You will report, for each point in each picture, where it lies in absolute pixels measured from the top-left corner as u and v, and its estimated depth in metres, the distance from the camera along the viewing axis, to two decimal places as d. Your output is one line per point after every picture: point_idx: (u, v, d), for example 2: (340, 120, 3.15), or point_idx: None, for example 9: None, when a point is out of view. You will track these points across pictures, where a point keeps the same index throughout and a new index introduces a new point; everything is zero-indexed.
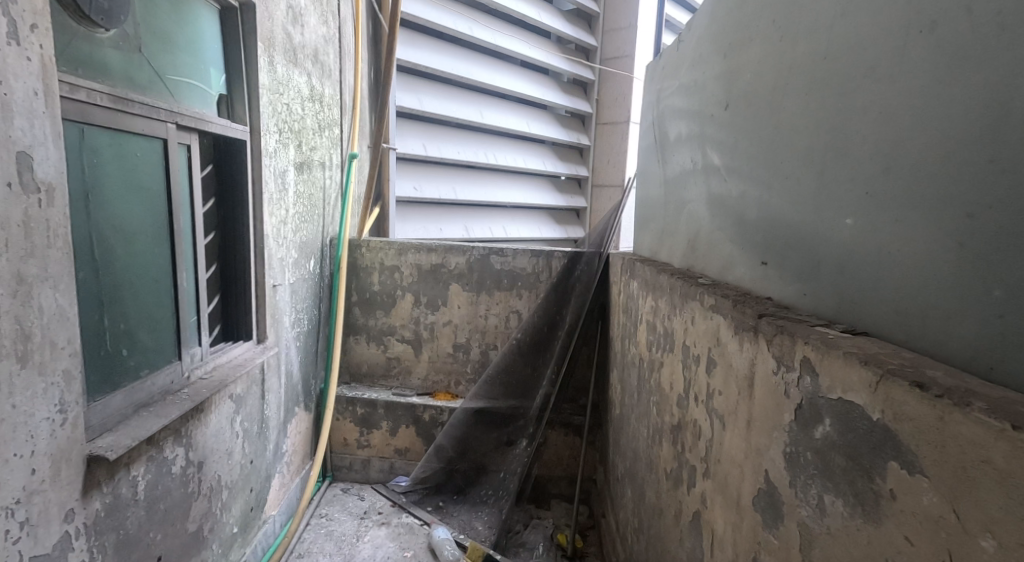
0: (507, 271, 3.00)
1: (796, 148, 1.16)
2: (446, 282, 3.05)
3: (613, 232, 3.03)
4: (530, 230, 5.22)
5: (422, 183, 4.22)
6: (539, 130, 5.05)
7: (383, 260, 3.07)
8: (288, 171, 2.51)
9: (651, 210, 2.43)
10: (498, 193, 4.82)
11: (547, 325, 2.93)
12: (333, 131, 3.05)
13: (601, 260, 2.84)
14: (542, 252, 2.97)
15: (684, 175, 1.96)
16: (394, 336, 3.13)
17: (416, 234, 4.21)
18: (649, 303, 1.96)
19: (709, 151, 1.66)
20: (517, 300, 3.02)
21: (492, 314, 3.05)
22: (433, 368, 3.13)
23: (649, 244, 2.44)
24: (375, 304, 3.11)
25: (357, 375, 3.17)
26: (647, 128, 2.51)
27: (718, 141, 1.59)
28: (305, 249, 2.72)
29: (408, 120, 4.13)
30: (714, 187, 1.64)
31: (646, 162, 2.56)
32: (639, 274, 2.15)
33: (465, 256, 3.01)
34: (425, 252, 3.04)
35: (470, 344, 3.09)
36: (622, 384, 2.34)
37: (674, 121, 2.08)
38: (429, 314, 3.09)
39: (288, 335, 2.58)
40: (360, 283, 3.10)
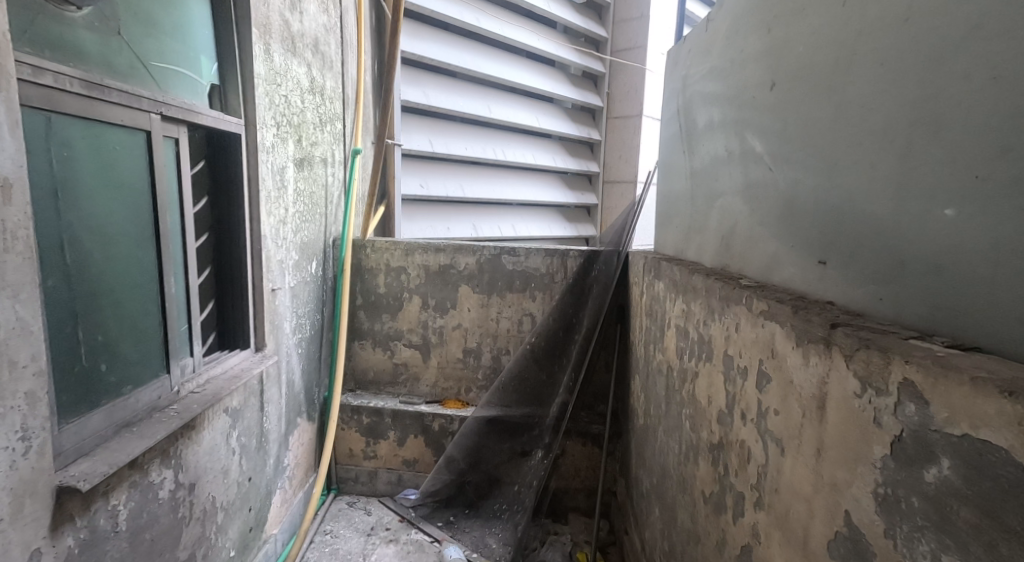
0: (520, 271, 2.84)
1: (874, 131, 1.01)
2: (456, 284, 2.90)
3: (631, 229, 2.87)
4: (540, 229, 5.06)
5: (428, 181, 4.07)
6: (548, 125, 4.90)
7: (389, 261, 2.92)
8: (288, 168, 2.36)
9: (676, 205, 2.27)
10: (506, 191, 4.66)
11: (563, 328, 2.77)
12: (335, 125, 2.90)
13: (620, 259, 2.69)
14: (556, 251, 2.80)
15: (716, 167, 1.80)
16: (401, 340, 2.98)
17: (423, 234, 4.06)
18: (679, 306, 1.80)
19: (749, 139, 1.50)
20: (530, 302, 2.87)
21: (505, 317, 2.89)
22: (442, 374, 2.97)
23: (674, 242, 2.27)
24: (380, 307, 2.96)
25: (363, 383, 3.03)
26: (671, 116, 2.34)
27: (762, 127, 1.43)
28: (306, 250, 2.57)
29: (413, 115, 3.98)
30: (755, 178, 1.48)
31: (669, 154, 2.39)
32: (666, 274, 1.98)
33: (475, 255, 2.86)
34: (433, 252, 2.89)
35: (481, 349, 2.93)
36: (647, 393, 2.18)
37: (705, 109, 1.91)
38: (438, 318, 2.94)
39: (290, 342, 2.43)
40: (365, 285, 2.96)
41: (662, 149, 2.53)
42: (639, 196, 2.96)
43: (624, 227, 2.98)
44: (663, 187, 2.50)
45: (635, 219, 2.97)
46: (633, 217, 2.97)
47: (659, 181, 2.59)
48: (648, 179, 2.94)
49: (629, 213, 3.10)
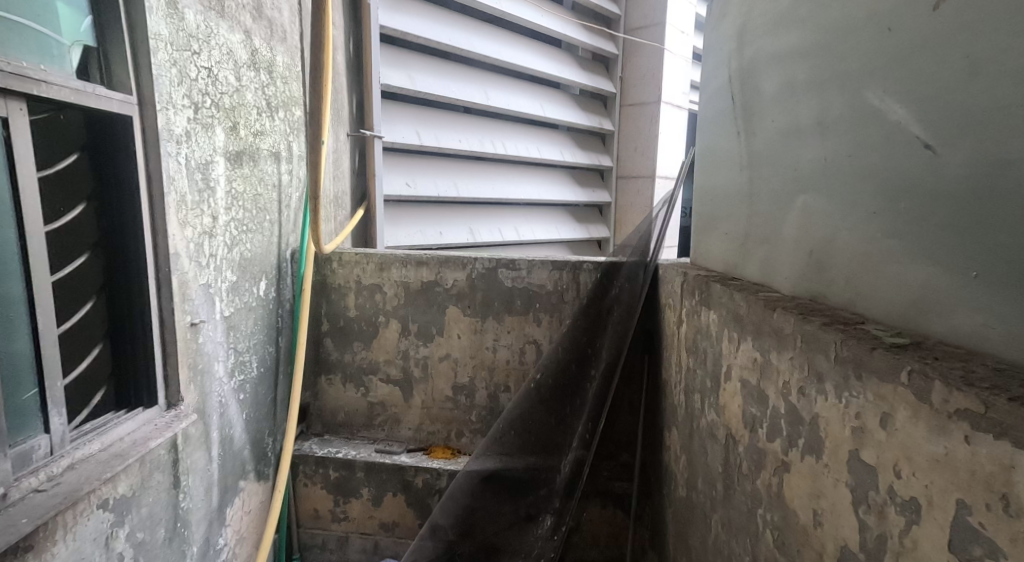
0: (521, 288, 2.32)
1: None
2: (443, 305, 2.38)
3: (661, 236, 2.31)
4: (548, 232, 4.49)
5: (416, 179, 3.53)
6: (553, 113, 4.34)
7: (360, 277, 2.41)
8: (215, 163, 1.81)
9: (726, 205, 1.73)
10: (508, 189, 4.12)
11: (576, 361, 2.20)
12: (292, 112, 2.36)
13: (648, 274, 2.13)
14: (564, 264, 2.29)
15: (795, 148, 1.26)
16: (377, 375, 2.47)
17: (411, 241, 3.52)
18: (743, 353, 1.27)
19: (886, 100, 0.97)
20: (534, 327, 2.34)
21: (503, 346, 2.37)
22: (427, 415, 2.45)
23: (722, 254, 1.73)
24: (350, 334, 2.45)
25: (332, 426, 2.51)
26: (714, 87, 1.79)
27: (927, 79, 0.90)
28: (248, 268, 2.04)
29: (399, 104, 3.45)
30: (900, 161, 0.94)
31: (713, 137, 1.85)
32: (720, 301, 1.44)
33: (465, 270, 2.34)
34: (414, 266, 2.37)
35: (475, 385, 2.41)
36: (691, 457, 1.65)
37: (770, 68, 1.37)
38: (422, 347, 2.42)
39: (224, 389, 1.90)
40: (331, 307, 2.44)
41: (701, 131, 1.98)
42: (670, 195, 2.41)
43: (654, 232, 2.41)
44: (705, 180, 1.96)
45: (665, 222, 2.41)
46: (661, 222, 2.45)
47: (698, 176, 2.04)
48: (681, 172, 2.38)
49: (660, 214, 2.53)
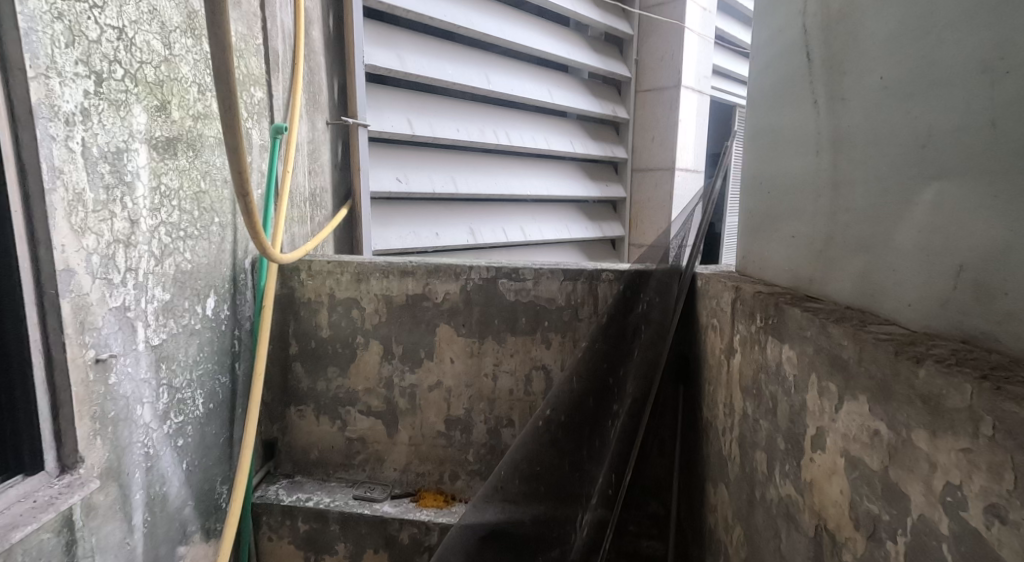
0: (526, 302, 1.93)
1: None
2: (432, 323, 1.99)
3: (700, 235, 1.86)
4: (557, 231, 4.09)
5: (409, 174, 3.14)
6: (562, 100, 3.93)
7: (334, 289, 2.03)
8: (133, 152, 1.41)
9: (788, 197, 1.35)
10: (513, 184, 3.72)
11: (594, 395, 1.80)
12: (249, 91, 1.98)
13: (684, 285, 1.73)
14: (578, 274, 1.90)
15: (924, 112, 0.91)
16: (355, 406, 2.09)
17: (403, 243, 3.12)
18: (845, 420, 0.88)
19: None
20: (542, 349, 1.95)
21: (505, 372, 1.98)
22: (416, 454, 2.07)
23: (789, 263, 1.33)
24: (323, 358, 2.07)
25: (304, 466, 2.13)
26: (771, 53, 1.44)
27: None
28: (187, 283, 1.65)
29: (388, 89, 3.06)
30: None
31: (764, 116, 1.49)
32: (800, 335, 1.04)
33: (457, 281, 1.95)
34: (397, 276, 1.99)
35: (472, 418, 2.02)
36: (751, 535, 1.25)
37: (875, 10, 1.03)
38: (408, 374, 2.03)
39: (154, 435, 1.52)
40: (301, 326, 2.07)
41: (747, 113, 1.61)
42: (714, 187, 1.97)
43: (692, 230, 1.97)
44: (750, 172, 1.60)
45: (704, 220, 1.99)
46: (703, 216, 2.00)
47: (745, 164, 1.63)
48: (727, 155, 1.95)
49: (698, 211, 2.09)
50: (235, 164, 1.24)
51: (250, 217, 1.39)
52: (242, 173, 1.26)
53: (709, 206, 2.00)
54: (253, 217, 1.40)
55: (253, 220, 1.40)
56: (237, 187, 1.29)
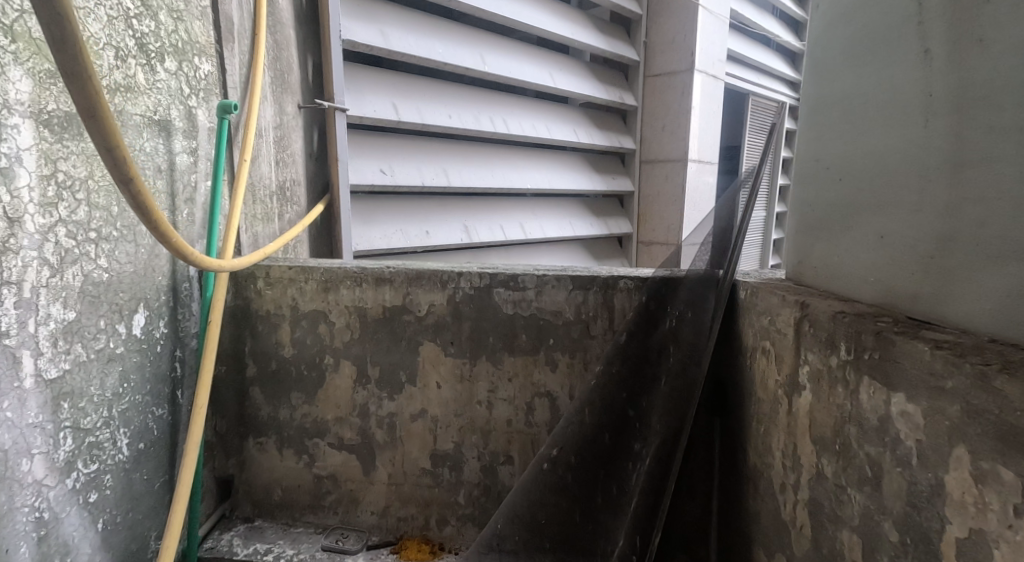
0: (526, 315, 1.60)
1: None
2: (414, 341, 1.67)
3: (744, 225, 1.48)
4: (560, 229, 3.76)
5: (394, 165, 2.80)
6: (565, 86, 3.60)
7: (297, 300, 1.71)
8: (11, 128, 1.09)
9: (867, 182, 1.05)
10: (512, 177, 3.38)
11: (611, 430, 1.47)
12: (194, 63, 1.64)
13: (722, 296, 1.38)
14: (590, 282, 1.56)
15: None
16: (325, 438, 1.76)
17: (388, 243, 2.78)
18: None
19: None
20: (545, 372, 1.62)
21: (501, 400, 1.65)
22: (396, 495, 1.75)
23: (875, 272, 1.02)
24: (286, 381, 1.75)
25: (266, 509, 1.81)
26: (846, 1, 1.12)
27: None
28: (104, 298, 1.32)
29: (372, 70, 2.72)
30: None
31: (828, 84, 1.17)
32: (936, 389, 0.79)
33: (443, 290, 1.63)
34: (371, 285, 1.67)
35: (463, 453, 1.70)
36: None
37: None
38: (386, 402, 1.71)
39: (51, 493, 1.19)
40: (259, 344, 1.74)
41: (804, 81, 1.28)
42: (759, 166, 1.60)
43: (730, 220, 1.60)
44: (803, 157, 1.27)
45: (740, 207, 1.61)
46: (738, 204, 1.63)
47: (801, 146, 1.29)
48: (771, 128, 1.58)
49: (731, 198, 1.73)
50: (102, 141, 0.98)
51: (150, 215, 1.09)
52: (113, 153, 0.98)
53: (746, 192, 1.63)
54: (155, 216, 1.11)
55: (156, 219, 1.11)
56: (117, 176, 1.02)
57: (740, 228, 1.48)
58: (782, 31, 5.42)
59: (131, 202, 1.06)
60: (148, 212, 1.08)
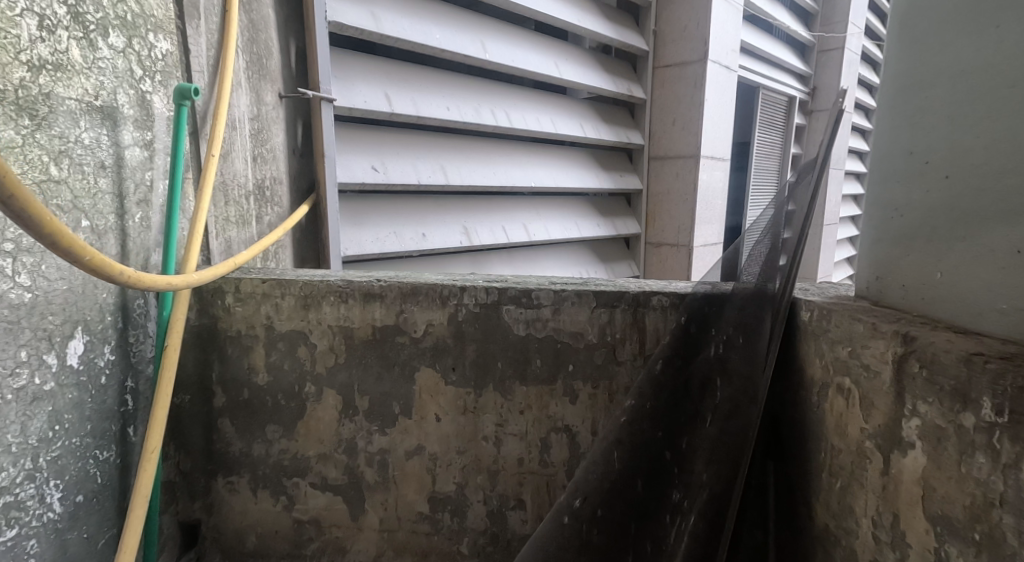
0: (541, 337, 1.37)
1: None
2: (409, 367, 1.43)
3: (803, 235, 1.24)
4: (565, 229, 3.52)
5: (387, 162, 2.55)
6: (570, 76, 3.36)
7: (272, 319, 1.46)
8: None
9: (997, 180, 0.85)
10: (515, 174, 3.13)
11: (644, 476, 1.23)
12: (148, 38, 1.40)
13: (779, 318, 1.15)
14: (617, 299, 1.33)
15: None
16: (306, 478, 1.52)
17: (380, 247, 2.54)
18: None
19: None
20: (563, 404, 1.38)
21: (511, 435, 1.42)
22: (389, 543, 1.51)
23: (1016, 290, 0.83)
24: (260, 412, 1.50)
25: (238, 559, 1.56)
26: None
27: None
28: (23, 323, 1.08)
29: (362, 57, 2.48)
30: None
31: (926, 63, 0.97)
32: None
33: (443, 307, 1.39)
34: (359, 302, 1.42)
35: (466, 496, 1.46)
36: None
37: None
38: (377, 436, 1.47)
39: None
40: (228, 370, 1.49)
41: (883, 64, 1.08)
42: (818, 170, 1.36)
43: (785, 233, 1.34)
44: (879, 153, 1.07)
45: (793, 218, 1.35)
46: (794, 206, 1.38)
47: (878, 142, 1.07)
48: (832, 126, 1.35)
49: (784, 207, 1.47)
50: None
51: (35, 220, 0.91)
52: None
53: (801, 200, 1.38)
54: (44, 219, 0.93)
55: (48, 223, 0.93)
56: None
57: (797, 241, 1.24)
58: (794, 21, 5.17)
59: (3, 205, 0.88)
60: (27, 216, 0.90)
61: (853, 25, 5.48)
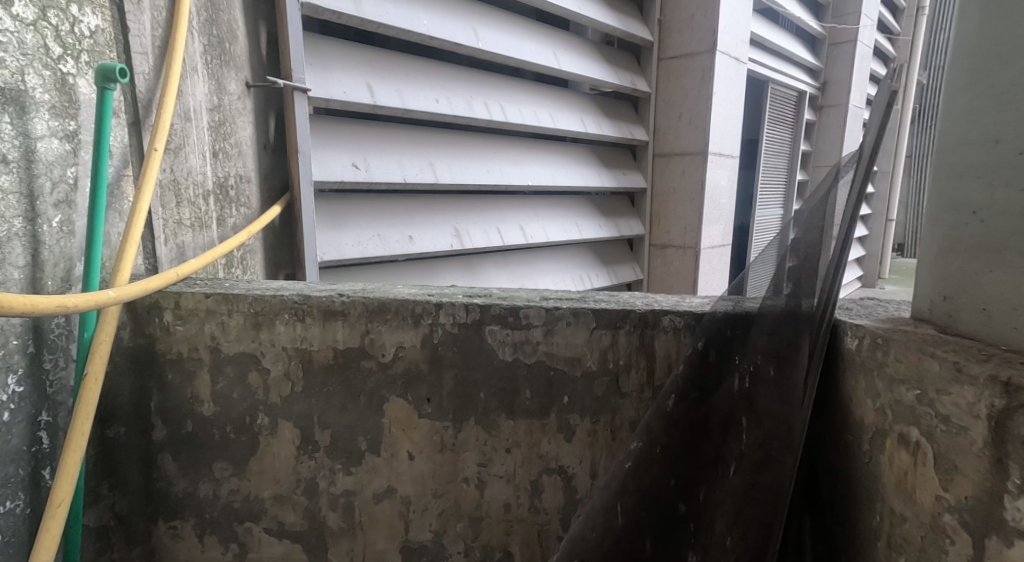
0: (531, 363, 1.16)
1: None
2: (376, 396, 1.22)
3: (845, 246, 1.02)
4: (565, 230, 3.31)
5: (369, 158, 2.34)
6: (570, 68, 3.14)
7: (218, 340, 1.25)
8: None
9: None
10: (510, 172, 2.92)
11: (652, 534, 1.02)
12: (69, 11, 1.20)
13: (818, 347, 0.94)
14: (620, 319, 1.12)
15: None
16: (260, 523, 1.31)
17: (362, 251, 2.33)
18: None
19: None
20: (556, 440, 1.18)
21: (496, 477, 1.21)
22: None
23: None
24: (205, 448, 1.29)
25: None
26: None
27: None
28: None
29: (341, 44, 2.27)
30: None
31: (1015, 32, 0.77)
32: None
33: (416, 328, 1.18)
34: (318, 321, 1.21)
35: (444, 546, 1.25)
36: None
37: None
38: (341, 476, 1.27)
39: None
40: (169, 399, 1.28)
41: (953, 33, 0.88)
42: (862, 157, 1.11)
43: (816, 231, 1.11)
44: (946, 144, 0.87)
45: (828, 212, 1.12)
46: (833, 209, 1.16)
47: (948, 128, 0.87)
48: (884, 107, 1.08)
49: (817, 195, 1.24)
50: None
51: None
52: None
53: (837, 190, 1.14)
54: None
55: None
56: None
57: (838, 251, 1.02)
58: (804, 13, 4.95)
59: None
60: None
61: (865, 17, 5.26)
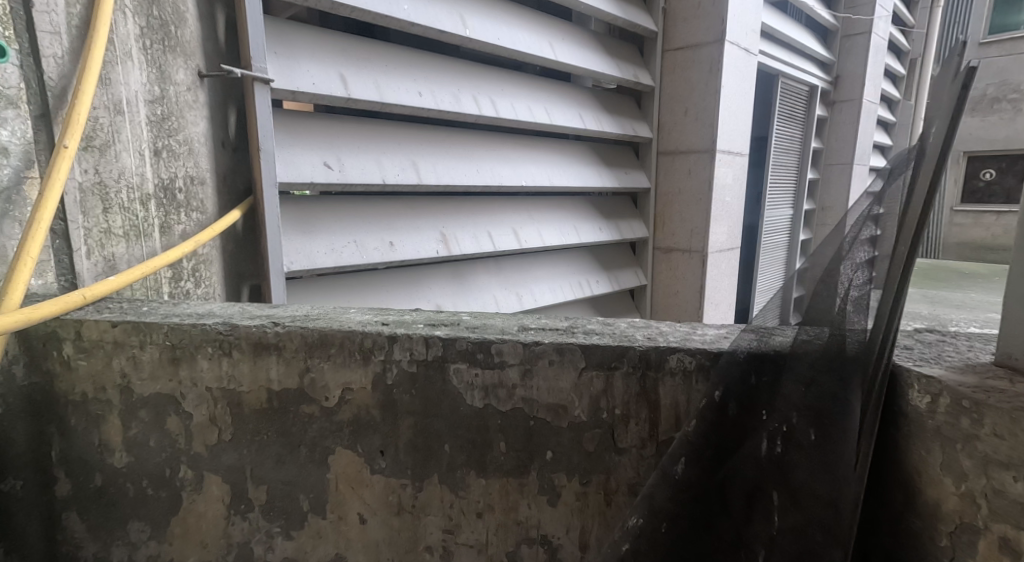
0: (506, 412, 0.94)
1: None
2: (320, 448, 1.00)
3: (911, 264, 0.77)
4: (563, 234, 3.07)
5: (344, 158, 2.11)
6: (568, 59, 2.91)
7: (131, 379, 1.03)
8: None
9: None
10: (503, 172, 2.69)
11: None
12: None
13: (875, 405, 0.72)
14: (617, 359, 0.90)
15: None
16: None
17: (335, 260, 2.10)
18: None
19: None
20: (536, 504, 0.96)
21: (464, 545, 0.99)
22: None
23: None
24: (119, 505, 1.07)
25: None
26: None
27: None
28: None
29: (311, 30, 2.05)
30: None
31: None
32: None
33: (365, 366, 0.96)
34: (250, 358, 0.99)
35: None
36: None
37: None
38: (279, 541, 1.05)
39: None
40: (74, 448, 1.07)
41: None
42: (920, 155, 0.88)
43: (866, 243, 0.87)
44: None
45: (883, 217, 0.88)
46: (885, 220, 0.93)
47: None
48: (965, 80, 0.79)
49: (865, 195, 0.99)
50: None
51: None
52: None
53: (895, 189, 0.89)
54: None
55: None
56: None
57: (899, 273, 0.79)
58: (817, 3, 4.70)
59: None
60: None
61: (880, 8, 5.02)
